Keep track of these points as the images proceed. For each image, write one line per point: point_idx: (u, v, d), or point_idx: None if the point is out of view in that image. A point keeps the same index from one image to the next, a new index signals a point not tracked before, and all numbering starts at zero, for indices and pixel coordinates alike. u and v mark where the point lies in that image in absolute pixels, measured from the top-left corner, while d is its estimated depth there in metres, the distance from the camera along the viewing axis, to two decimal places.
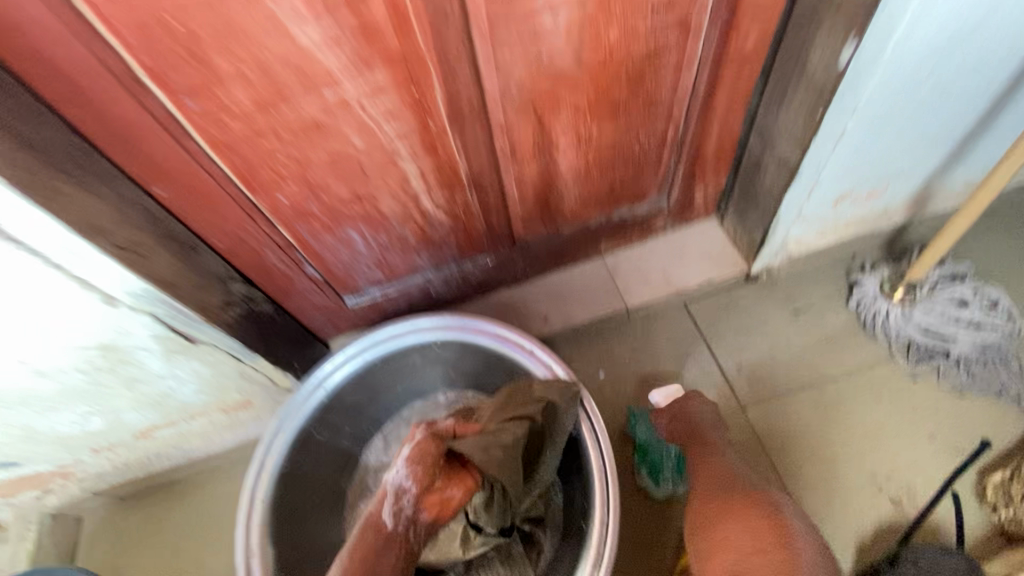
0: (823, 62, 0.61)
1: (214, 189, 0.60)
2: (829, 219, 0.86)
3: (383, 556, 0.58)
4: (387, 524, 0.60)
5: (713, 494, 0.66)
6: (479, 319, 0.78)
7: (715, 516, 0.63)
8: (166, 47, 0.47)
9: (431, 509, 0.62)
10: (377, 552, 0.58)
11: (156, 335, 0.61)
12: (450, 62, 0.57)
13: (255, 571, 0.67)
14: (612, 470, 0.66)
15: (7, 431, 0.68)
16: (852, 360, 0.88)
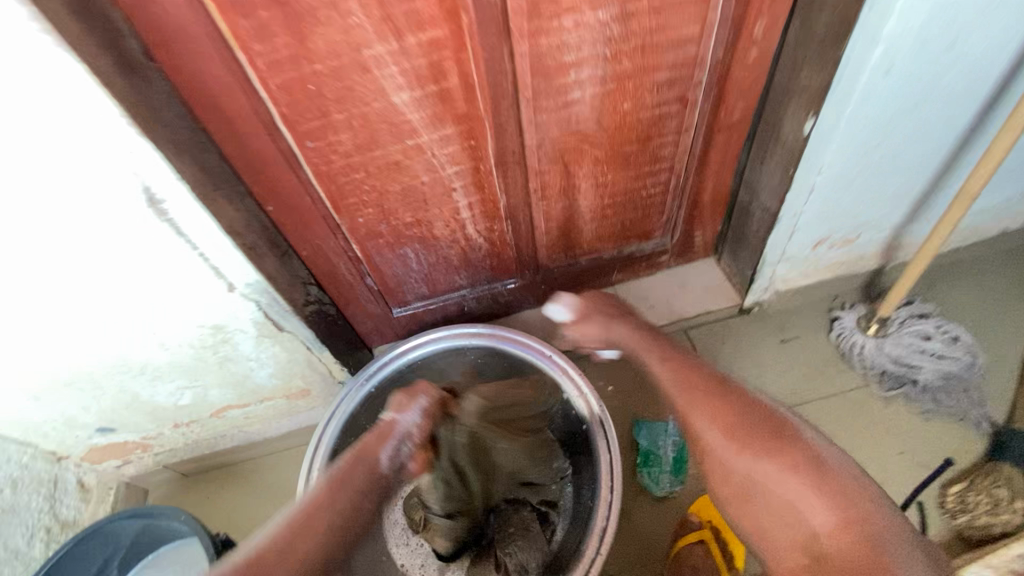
0: (793, 130, 0.77)
1: (310, 208, 0.77)
2: (811, 261, 1.00)
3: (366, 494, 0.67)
4: (382, 466, 0.70)
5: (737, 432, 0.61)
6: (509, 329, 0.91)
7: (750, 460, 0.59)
8: (301, 104, 0.65)
9: (419, 460, 0.75)
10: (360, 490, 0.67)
11: (255, 320, 0.76)
12: (502, 122, 0.75)
13: None
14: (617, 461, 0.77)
15: (119, 396, 0.83)
16: (833, 385, 1.01)
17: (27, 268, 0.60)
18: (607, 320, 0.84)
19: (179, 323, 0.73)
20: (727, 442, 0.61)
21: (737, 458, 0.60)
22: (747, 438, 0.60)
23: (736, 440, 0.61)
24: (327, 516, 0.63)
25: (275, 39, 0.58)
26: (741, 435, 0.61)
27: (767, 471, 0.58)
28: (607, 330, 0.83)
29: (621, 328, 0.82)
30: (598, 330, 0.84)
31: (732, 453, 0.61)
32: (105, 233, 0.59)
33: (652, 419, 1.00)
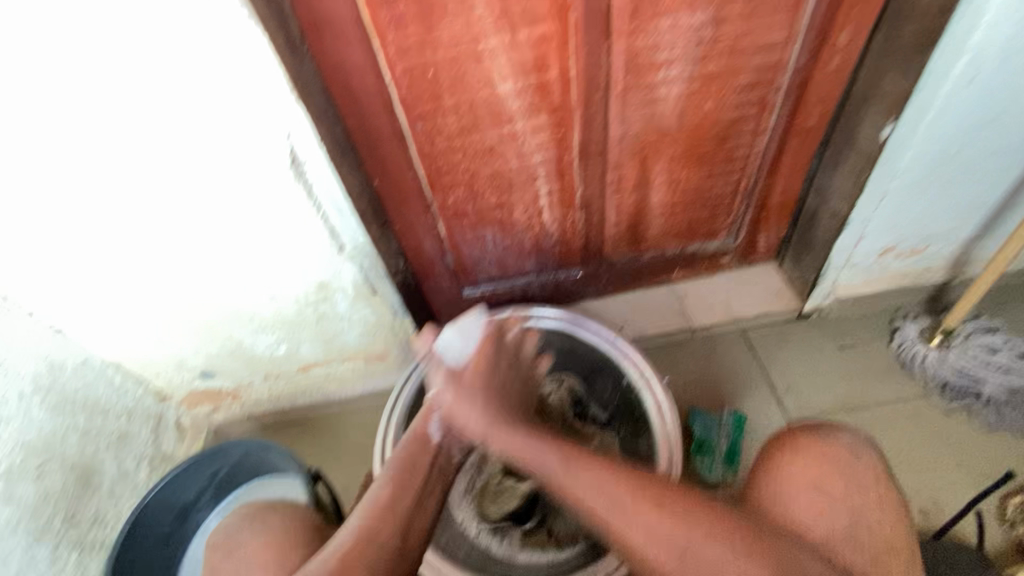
0: (869, 135, 0.81)
1: (409, 184, 0.86)
2: (875, 270, 1.02)
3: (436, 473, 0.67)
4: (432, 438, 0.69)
5: (658, 505, 0.57)
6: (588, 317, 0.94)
7: (704, 546, 0.55)
8: (419, 88, 0.74)
9: None
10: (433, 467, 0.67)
11: (355, 281, 0.84)
12: (591, 115, 0.81)
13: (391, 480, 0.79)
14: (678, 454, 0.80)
15: (226, 344, 0.92)
16: (892, 393, 1.02)
17: (180, 212, 0.70)
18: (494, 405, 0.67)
19: (291, 277, 0.82)
20: (652, 531, 0.56)
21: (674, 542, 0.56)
22: (687, 518, 0.56)
23: (680, 524, 0.56)
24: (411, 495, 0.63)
25: (408, 28, 0.67)
26: (677, 516, 0.56)
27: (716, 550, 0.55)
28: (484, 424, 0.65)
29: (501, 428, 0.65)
30: (479, 420, 0.65)
31: (665, 545, 0.56)
32: (249, 187, 0.68)
33: (706, 411, 1.04)
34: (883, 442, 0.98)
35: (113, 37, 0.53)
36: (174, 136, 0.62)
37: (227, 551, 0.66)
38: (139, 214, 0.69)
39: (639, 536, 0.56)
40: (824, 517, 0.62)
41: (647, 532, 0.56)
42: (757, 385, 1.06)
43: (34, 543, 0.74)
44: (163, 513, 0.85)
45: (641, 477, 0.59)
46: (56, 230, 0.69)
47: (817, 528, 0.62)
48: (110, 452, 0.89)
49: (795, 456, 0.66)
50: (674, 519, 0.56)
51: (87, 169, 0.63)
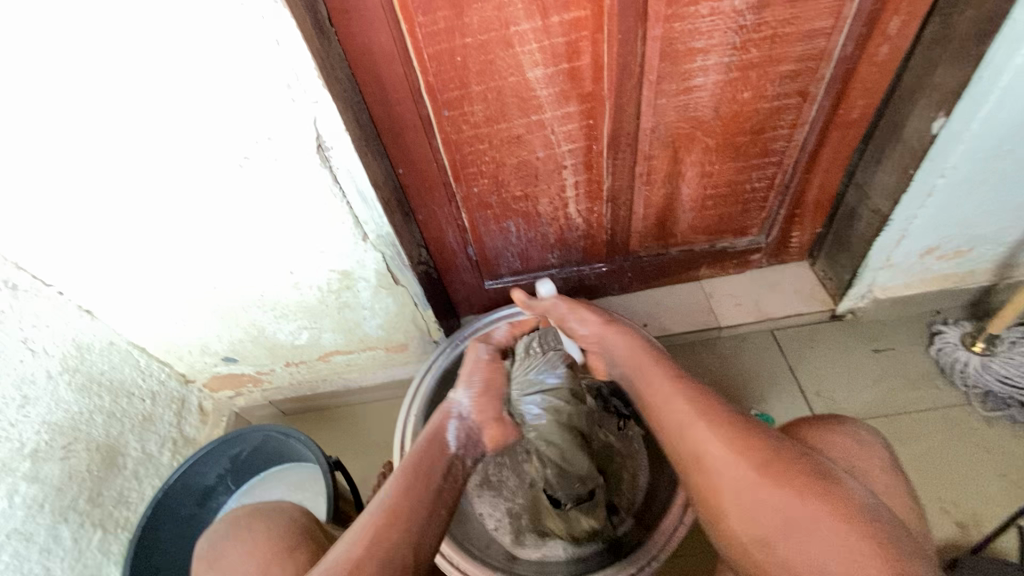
0: (919, 128, 0.77)
1: (434, 174, 0.84)
2: (916, 271, 0.97)
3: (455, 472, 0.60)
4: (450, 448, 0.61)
5: (764, 463, 0.52)
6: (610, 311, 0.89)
7: (801, 510, 0.49)
8: (446, 74, 0.72)
9: (495, 435, 0.64)
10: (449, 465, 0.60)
11: (377, 270, 0.83)
12: (623, 104, 0.78)
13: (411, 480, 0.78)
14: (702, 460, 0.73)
15: (249, 330, 0.93)
16: (928, 400, 0.99)
17: (207, 198, 0.70)
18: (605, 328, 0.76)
19: (315, 265, 0.81)
20: (755, 487, 0.51)
21: (761, 500, 0.51)
22: (778, 476, 0.51)
23: (773, 480, 0.51)
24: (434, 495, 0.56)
25: (438, 12, 0.65)
26: (768, 477, 0.51)
27: (805, 507, 0.49)
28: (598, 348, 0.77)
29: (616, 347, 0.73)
30: (599, 317, 0.77)
31: (768, 506, 0.50)
32: (274, 173, 0.68)
33: None
34: (918, 451, 0.94)
35: (141, 18, 0.52)
36: (202, 119, 0.61)
37: (214, 560, 0.62)
38: (167, 199, 0.69)
39: (738, 484, 0.52)
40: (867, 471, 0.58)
41: (748, 485, 0.52)
42: (785, 387, 1.03)
43: (58, 523, 0.75)
44: (187, 497, 0.86)
45: (743, 435, 0.54)
46: (86, 213, 0.70)
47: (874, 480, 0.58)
48: (134, 433, 0.90)
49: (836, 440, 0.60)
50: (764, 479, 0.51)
51: (116, 152, 0.63)
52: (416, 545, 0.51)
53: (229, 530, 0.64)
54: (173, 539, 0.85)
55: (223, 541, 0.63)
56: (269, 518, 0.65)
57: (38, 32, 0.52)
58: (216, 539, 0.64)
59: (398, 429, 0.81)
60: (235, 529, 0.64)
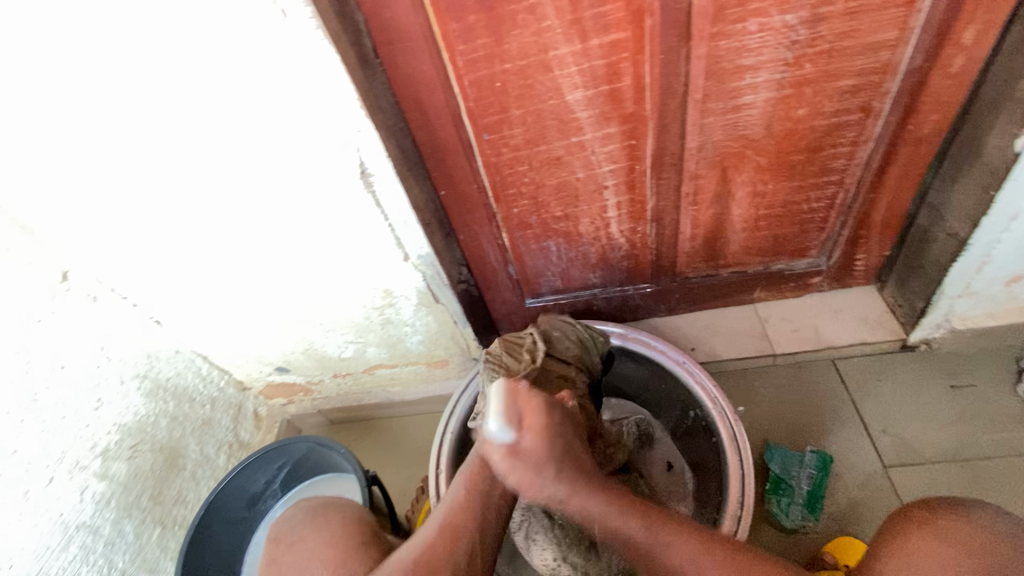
0: (1000, 146, 0.70)
1: (475, 195, 0.85)
2: (1001, 301, 0.88)
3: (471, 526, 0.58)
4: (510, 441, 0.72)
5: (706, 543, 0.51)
6: (648, 333, 0.89)
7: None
8: (487, 99, 0.73)
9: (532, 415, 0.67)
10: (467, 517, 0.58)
11: (418, 289, 0.85)
12: (666, 124, 0.76)
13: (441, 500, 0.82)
14: (747, 484, 0.72)
15: (299, 343, 0.97)
16: (1016, 444, 0.88)
17: (263, 221, 0.74)
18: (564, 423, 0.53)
19: (360, 283, 0.84)
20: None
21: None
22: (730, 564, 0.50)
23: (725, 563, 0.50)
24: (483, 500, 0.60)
25: (478, 40, 0.66)
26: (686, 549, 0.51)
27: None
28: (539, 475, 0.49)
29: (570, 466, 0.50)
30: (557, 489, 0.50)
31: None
32: (319, 198, 0.71)
33: (785, 446, 0.94)
34: (1000, 500, 0.84)
35: (211, 67, 0.58)
36: (255, 150, 0.66)
37: (291, 543, 0.60)
38: (226, 221, 0.75)
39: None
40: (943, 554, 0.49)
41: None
42: (847, 423, 0.95)
43: (121, 518, 0.82)
44: (238, 498, 0.91)
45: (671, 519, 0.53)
46: (170, 240, 0.77)
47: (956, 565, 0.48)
48: (194, 437, 0.97)
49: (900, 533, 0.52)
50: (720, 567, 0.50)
51: (205, 189, 0.70)
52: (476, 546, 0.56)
53: (303, 516, 0.63)
54: (222, 543, 0.90)
55: (299, 526, 0.62)
56: (342, 511, 0.64)
57: (128, 80, 0.58)
58: (289, 523, 0.63)
59: (433, 450, 0.85)
60: (309, 516, 0.63)
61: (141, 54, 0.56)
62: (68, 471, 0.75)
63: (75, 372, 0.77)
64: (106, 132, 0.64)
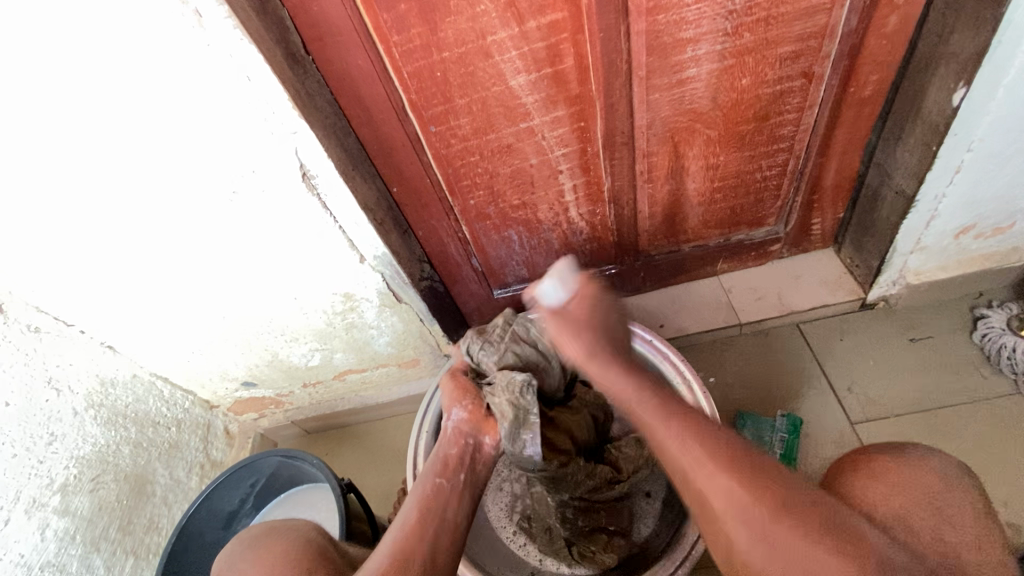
0: (938, 102, 0.71)
1: (429, 191, 0.84)
2: (951, 253, 0.90)
3: (447, 505, 0.61)
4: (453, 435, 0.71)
5: (743, 468, 0.49)
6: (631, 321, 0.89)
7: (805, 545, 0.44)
8: (429, 89, 0.71)
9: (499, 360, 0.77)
10: (439, 502, 0.61)
11: (380, 290, 0.83)
12: (613, 103, 0.75)
13: None
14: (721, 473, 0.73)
15: (263, 354, 0.94)
16: (974, 390, 0.91)
17: (206, 235, 0.72)
18: (602, 313, 0.68)
19: (317, 290, 0.82)
20: (729, 494, 0.48)
21: (743, 506, 0.47)
22: (753, 482, 0.48)
23: (751, 489, 0.48)
24: (437, 516, 0.60)
25: (412, 29, 0.64)
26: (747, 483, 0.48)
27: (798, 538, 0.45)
28: (587, 346, 0.65)
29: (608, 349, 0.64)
30: (577, 348, 0.65)
31: (745, 514, 0.47)
32: (261, 206, 0.69)
33: (756, 413, 0.96)
34: (961, 445, 0.87)
35: (129, 75, 0.54)
36: (189, 159, 0.62)
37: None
38: (167, 238, 0.71)
39: (716, 491, 0.49)
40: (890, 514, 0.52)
41: (721, 492, 0.48)
42: (814, 383, 0.98)
43: (90, 552, 0.79)
44: (211, 522, 0.89)
45: (712, 432, 0.53)
46: (111, 261, 0.73)
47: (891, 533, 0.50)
48: (161, 462, 0.95)
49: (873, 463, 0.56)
50: (745, 484, 0.48)
51: (143, 206, 0.67)
52: (451, 525, 0.60)
53: (246, 552, 0.62)
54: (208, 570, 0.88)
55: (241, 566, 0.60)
56: (290, 539, 0.62)
57: (41, 95, 0.55)
58: (234, 563, 0.61)
59: (410, 449, 0.84)
60: (253, 552, 0.61)
61: (50, 67, 0.53)
62: (25, 510, 0.71)
63: (22, 408, 0.73)
64: (22, 153, 0.59)
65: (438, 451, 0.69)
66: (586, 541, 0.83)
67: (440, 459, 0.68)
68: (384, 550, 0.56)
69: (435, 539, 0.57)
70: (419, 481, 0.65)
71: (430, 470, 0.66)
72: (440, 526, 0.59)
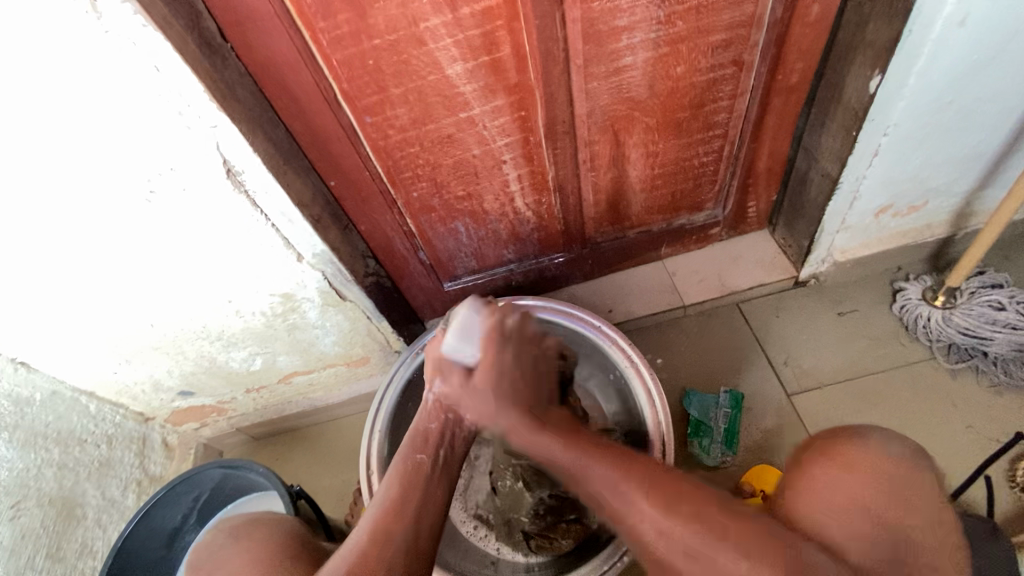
0: (857, 88, 0.75)
1: (368, 184, 0.81)
2: (872, 230, 0.96)
3: (431, 488, 0.64)
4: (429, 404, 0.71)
5: (692, 514, 0.52)
6: (576, 306, 0.89)
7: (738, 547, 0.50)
8: (362, 79, 0.68)
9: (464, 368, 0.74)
10: (424, 483, 0.63)
11: (320, 288, 0.80)
12: (552, 92, 0.75)
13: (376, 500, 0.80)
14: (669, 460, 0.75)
15: (200, 361, 0.89)
16: (895, 357, 0.99)
17: (123, 239, 0.66)
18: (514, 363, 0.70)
19: (253, 291, 0.78)
20: (685, 540, 0.51)
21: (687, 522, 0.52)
22: (689, 507, 0.52)
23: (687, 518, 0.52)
24: (421, 493, 0.62)
25: (338, 15, 0.61)
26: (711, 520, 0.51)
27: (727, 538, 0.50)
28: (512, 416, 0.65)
29: (510, 405, 0.66)
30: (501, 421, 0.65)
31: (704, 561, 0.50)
32: (184, 206, 0.64)
33: (702, 391, 1.00)
34: (883, 409, 0.94)
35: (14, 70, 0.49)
36: (94, 160, 0.57)
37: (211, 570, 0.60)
38: (54, 240, 0.64)
39: (661, 521, 0.52)
40: (856, 525, 0.54)
41: (655, 528, 0.53)
42: (753, 359, 1.02)
43: None
44: (151, 542, 0.84)
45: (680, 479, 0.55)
46: (12, 272, 0.67)
47: (849, 547, 0.53)
48: (91, 482, 0.89)
49: (843, 457, 0.58)
50: (694, 519, 0.52)
51: (45, 212, 0.61)
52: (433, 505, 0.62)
53: (225, 541, 0.63)
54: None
55: (220, 550, 0.62)
56: (268, 528, 0.64)
57: None
58: (207, 549, 0.63)
59: (362, 451, 0.83)
60: (236, 538, 0.63)
61: None
62: None
63: None
64: None
65: (418, 424, 0.69)
66: (546, 531, 0.87)
67: (419, 433, 0.69)
68: (365, 528, 0.58)
69: (418, 517, 0.60)
70: (398, 458, 0.66)
71: (410, 447, 0.67)
72: (422, 506, 0.61)
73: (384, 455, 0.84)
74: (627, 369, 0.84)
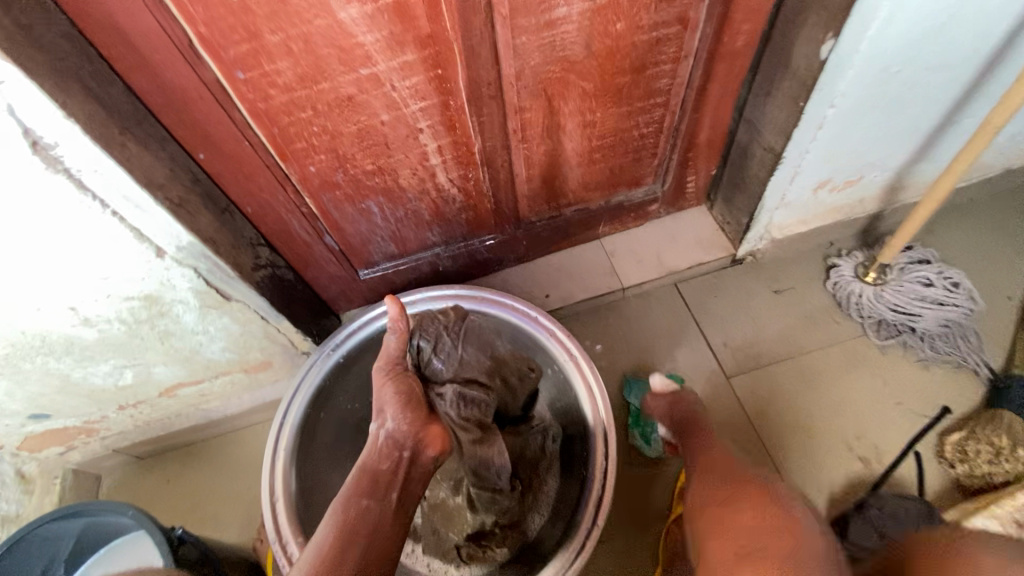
0: (807, 53, 0.68)
1: (252, 159, 0.66)
2: (809, 206, 0.93)
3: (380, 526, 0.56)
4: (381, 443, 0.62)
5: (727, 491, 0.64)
6: (508, 295, 0.81)
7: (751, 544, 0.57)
8: (226, 23, 0.52)
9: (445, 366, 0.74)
10: (371, 524, 0.55)
11: (195, 288, 0.66)
12: (473, 48, 0.63)
13: (288, 542, 0.67)
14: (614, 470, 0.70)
15: (48, 380, 0.72)
16: (829, 335, 0.98)
17: None
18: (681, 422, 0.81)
19: (104, 296, 0.62)
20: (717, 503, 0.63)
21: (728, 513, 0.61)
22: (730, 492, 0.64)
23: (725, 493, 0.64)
24: (363, 541, 0.54)
25: None
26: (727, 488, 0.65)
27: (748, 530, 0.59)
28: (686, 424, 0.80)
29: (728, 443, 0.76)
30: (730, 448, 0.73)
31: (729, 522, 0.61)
32: None
33: (643, 377, 0.96)
34: (818, 389, 0.94)
35: None
36: None
37: None
38: None
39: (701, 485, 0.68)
40: None
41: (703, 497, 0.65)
42: (693, 342, 0.99)
43: None
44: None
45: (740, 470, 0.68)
46: None
47: None
48: None
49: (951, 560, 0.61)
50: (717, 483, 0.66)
51: None
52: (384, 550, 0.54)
53: None
54: None
55: None
56: None
57: None
58: None
59: (264, 480, 0.70)
60: None
61: None
62: None
63: None
64: None
65: (364, 464, 0.60)
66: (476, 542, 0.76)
67: (368, 473, 0.60)
68: None
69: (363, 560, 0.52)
70: (338, 502, 0.57)
71: (353, 488, 0.58)
72: (365, 552, 0.53)
73: (292, 488, 0.71)
74: (563, 360, 0.77)
